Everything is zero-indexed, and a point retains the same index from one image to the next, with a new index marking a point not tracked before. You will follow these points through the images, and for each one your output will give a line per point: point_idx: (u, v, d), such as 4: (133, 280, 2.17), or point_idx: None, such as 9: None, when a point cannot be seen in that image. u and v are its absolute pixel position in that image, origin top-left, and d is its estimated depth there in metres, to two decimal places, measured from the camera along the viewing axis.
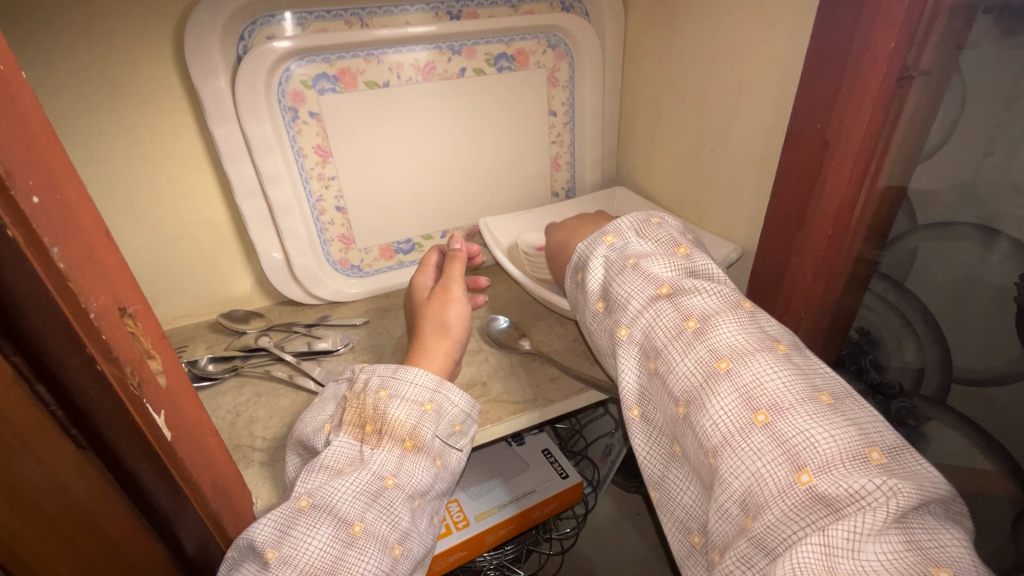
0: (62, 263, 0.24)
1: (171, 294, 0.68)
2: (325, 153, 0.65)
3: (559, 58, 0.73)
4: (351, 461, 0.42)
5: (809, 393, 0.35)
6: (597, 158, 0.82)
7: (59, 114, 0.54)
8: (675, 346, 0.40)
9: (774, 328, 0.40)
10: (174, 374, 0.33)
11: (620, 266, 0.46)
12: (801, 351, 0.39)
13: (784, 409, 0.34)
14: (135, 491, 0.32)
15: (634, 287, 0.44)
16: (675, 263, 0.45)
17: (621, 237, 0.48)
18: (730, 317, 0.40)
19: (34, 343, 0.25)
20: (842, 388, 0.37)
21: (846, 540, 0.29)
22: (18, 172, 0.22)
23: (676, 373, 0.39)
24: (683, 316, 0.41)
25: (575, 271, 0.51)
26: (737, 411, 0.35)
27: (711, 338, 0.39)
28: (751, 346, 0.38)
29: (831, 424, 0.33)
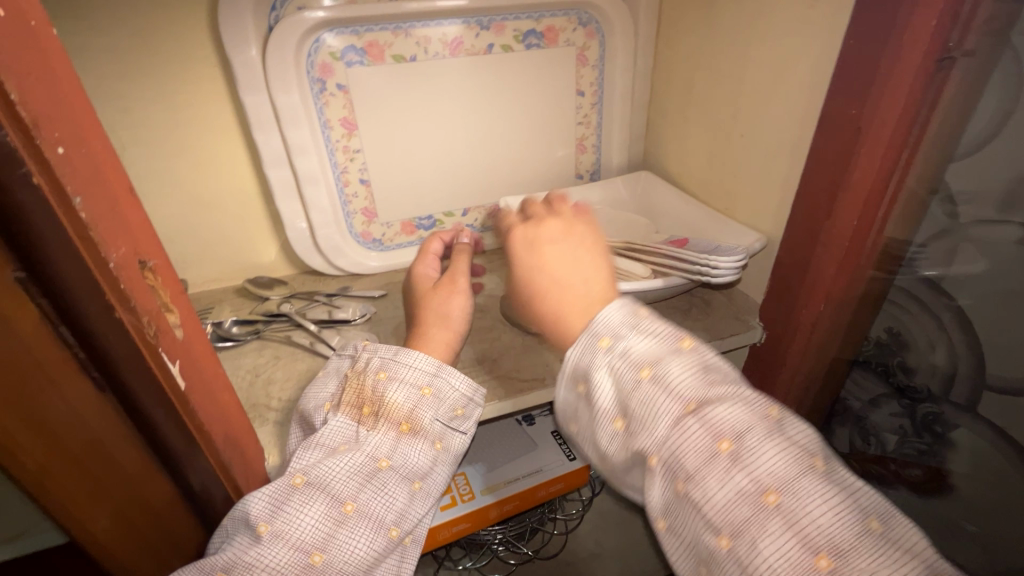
0: (84, 213, 0.25)
1: (200, 258, 0.71)
2: (351, 126, 0.66)
3: (589, 37, 0.72)
4: (347, 441, 0.44)
5: (866, 525, 0.32)
6: (624, 141, 0.81)
7: (100, 79, 0.56)
8: (711, 473, 0.34)
9: (805, 433, 0.36)
10: (189, 328, 0.35)
11: (630, 376, 0.39)
12: (838, 464, 0.35)
13: (846, 552, 0.31)
14: (152, 436, 0.33)
15: (654, 403, 0.37)
16: (690, 364, 0.38)
17: (619, 337, 0.40)
18: (766, 433, 0.35)
19: (58, 285, 0.26)
20: (886, 505, 0.34)
21: None
22: (45, 124, 0.24)
23: (716, 507, 0.34)
24: (715, 435, 0.35)
25: (571, 380, 0.42)
26: (800, 557, 0.31)
27: (752, 464, 0.34)
28: (797, 470, 0.33)
29: (898, 566, 0.30)
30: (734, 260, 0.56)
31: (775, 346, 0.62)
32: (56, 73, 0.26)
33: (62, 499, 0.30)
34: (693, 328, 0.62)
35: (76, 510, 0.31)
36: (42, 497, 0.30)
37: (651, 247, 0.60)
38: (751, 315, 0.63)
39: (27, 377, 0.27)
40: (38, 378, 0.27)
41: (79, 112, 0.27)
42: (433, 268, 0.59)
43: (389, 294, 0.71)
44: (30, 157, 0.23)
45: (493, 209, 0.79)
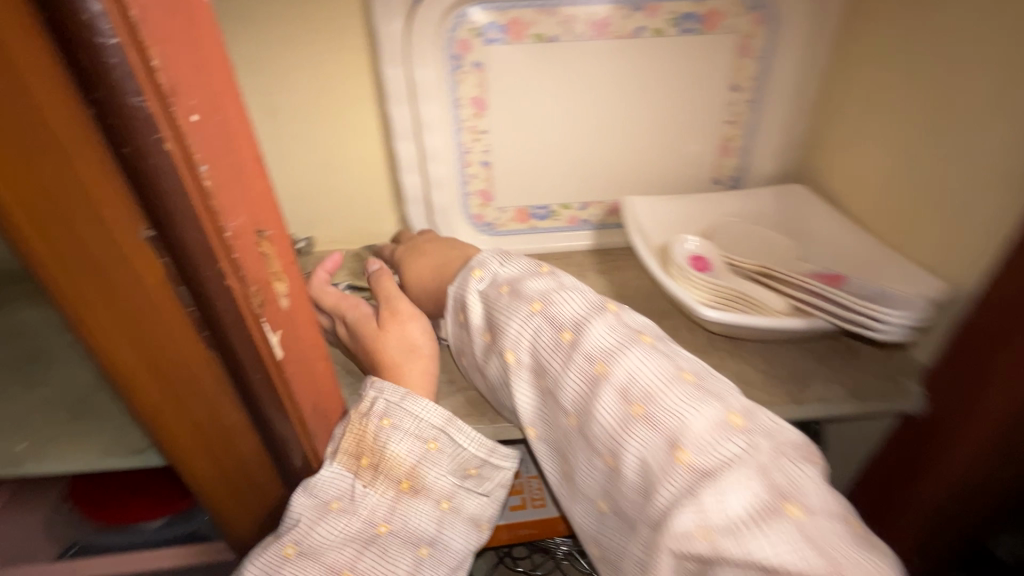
0: (208, 180, 0.26)
1: (327, 220, 0.75)
2: (481, 106, 0.65)
3: (758, 24, 0.62)
4: (340, 496, 0.40)
5: (675, 375, 0.41)
6: (779, 147, 0.70)
7: (264, 45, 0.61)
8: (557, 358, 0.44)
9: (637, 321, 0.46)
10: (295, 298, 0.36)
11: (497, 294, 0.50)
12: (663, 341, 0.45)
13: (654, 397, 0.40)
14: (249, 398, 0.34)
15: (511, 310, 0.48)
16: (544, 279, 0.49)
17: (488, 270, 0.52)
18: (598, 322, 0.45)
19: (179, 250, 0.27)
20: (703, 366, 0.43)
21: (718, 506, 0.34)
22: (182, 90, 0.24)
23: (568, 390, 0.44)
24: (558, 329, 0.45)
25: (456, 312, 0.53)
26: (618, 408, 0.41)
27: (586, 346, 0.43)
28: (618, 344, 0.43)
29: (699, 403, 0.39)
30: (904, 316, 0.45)
31: (939, 421, 0.50)
32: (203, 40, 0.26)
33: (162, 422, 0.33)
34: (830, 380, 0.52)
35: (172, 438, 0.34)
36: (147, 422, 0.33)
37: (794, 276, 0.52)
38: (909, 378, 0.52)
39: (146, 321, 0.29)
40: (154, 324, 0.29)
41: (221, 80, 0.27)
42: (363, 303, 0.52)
43: None
44: (164, 125, 0.23)
45: (614, 206, 0.74)
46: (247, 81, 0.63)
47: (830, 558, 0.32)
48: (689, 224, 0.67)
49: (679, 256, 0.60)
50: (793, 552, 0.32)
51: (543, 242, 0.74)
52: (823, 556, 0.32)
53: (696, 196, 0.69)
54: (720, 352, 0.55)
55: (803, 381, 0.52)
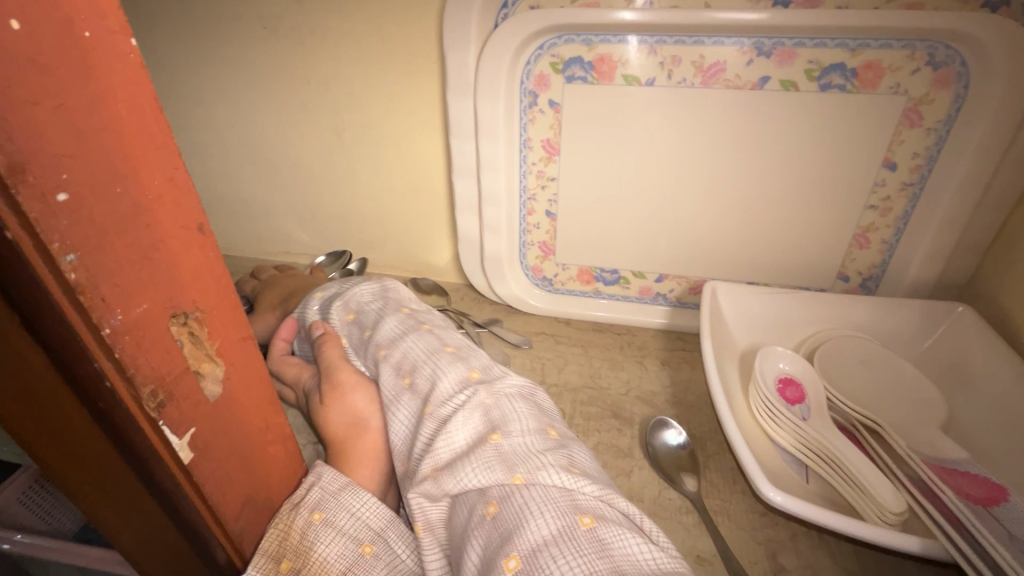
0: (75, 274, 0.21)
1: (384, 244, 0.72)
2: (552, 150, 0.56)
3: (939, 86, 0.46)
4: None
5: (436, 348, 0.45)
6: (943, 248, 0.52)
7: (336, 62, 0.58)
8: (363, 353, 0.49)
9: (431, 316, 0.52)
10: (235, 383, 0.30)
11: (327, 304, 0.55)
12: (442, 325, 0.50)
13: (418, 366, 0.44)
14: (160, 490, 0.30)
15: (334, 317, 0.53)
16: (369, 288, 0.55)
17: (327, 290, 0.58)
18: (391, 317, 0.50)
19: (53, 340, 0.22)
20: (466, 341, 0.48)
21: (446, 448, 0.37)
22: (46, 166, 0.19)
23: (364, 373, 0.48)
24: (362, 330, 0.51)
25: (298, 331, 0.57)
26: (393, 382, 0.45)
27: (377, 336, 0.49)
28: (402, 330, 0.48)
29: (447, 364, 0.43)
30: None
31: None
32: (110, 97, 0.21)
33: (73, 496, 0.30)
34: None
35: (88, 508, 0.31)
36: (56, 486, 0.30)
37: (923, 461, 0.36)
38: None
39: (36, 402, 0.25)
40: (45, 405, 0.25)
41: (137, 145, 0.22)
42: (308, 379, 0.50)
43: (533, 347, 0.61)
44: (8, 209, 0.18)
45: (700, 284, 0.61)
46: (317, 98, 0.61)
47: (513, 466, 0.35)
48: (790, 330, 0.53)
49: (765, 376, 0.46)
50: (488, 470, 0.35)
51: (605, 311, 0.64)
52: (511, 467, 0.35)
53: (795, 296, 0.52)
54: (791, 524, 0.41)
55: None
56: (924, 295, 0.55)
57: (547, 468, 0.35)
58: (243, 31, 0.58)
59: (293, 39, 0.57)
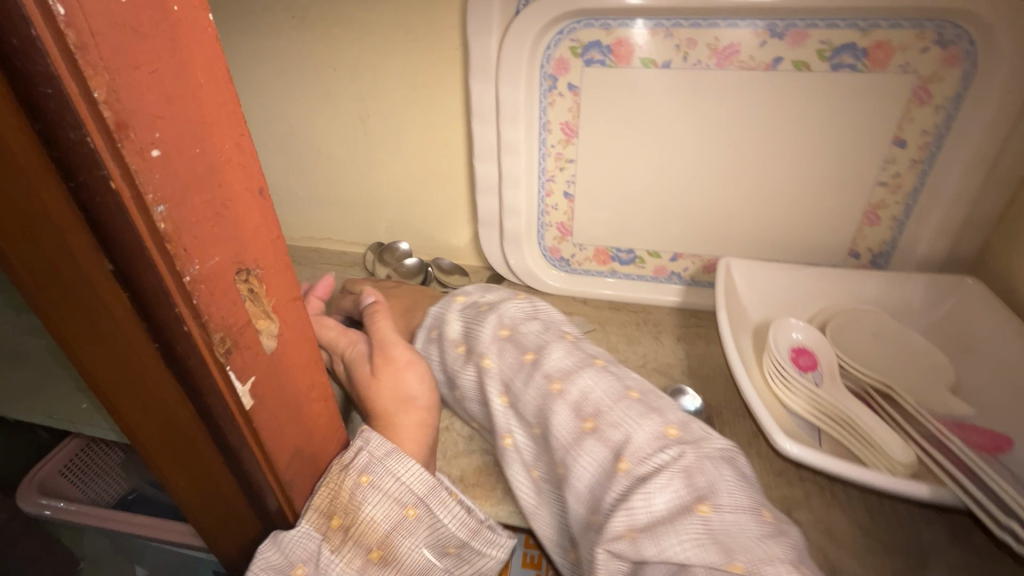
0: (164, 223, 0.23)
1: (406, 228, 0.74)
2: (571, 133, 0.58)
3: (948, 64, 0.47)
4: (306, 560, 0.36)
5: (621, 394, 0.43)
6: (952, 223, 0.53)
7: (363, 50, 0.60)
8: (519, 378, 0.46)
9: (595, 351, 0.49)
10: (288, 339, 0.33)
11: (475, 312, 0.52)
12: (613, 364, 0.47)
13: (603, 412, 0.42)
14: (220, 436, 0.32)
15: (484, 328, 0.50)
16: (521, 308, 0.51)
17: (470, 297, 0.54)
18: (558, 346, 0.47)
19: (139, 287, 0.25)
20: (646, 385, 0.46)
21: (643, 504, 0.37)
22: (143, 124, 0.21)
23: (525, 402, 0.45)
24: (522, 351, 0.47)
25: (429, 330, 0.54)
26: (571, 423, 0.42)
27: (545, 365, 0.45)
28: (575, 365, 0.45)
29: (641, 416, 0.41)
30: None
31: None
32: (194, 64, 0.23)
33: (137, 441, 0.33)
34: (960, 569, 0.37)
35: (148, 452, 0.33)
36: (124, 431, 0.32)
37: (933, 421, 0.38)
38: None
39: (115, 347, 0.28)
40: (124, 351, 0.28)
41: (213, 110, 0.24)
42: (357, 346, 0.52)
43: None
44: (112, 161, 0.21)
45: (713, 263, 0.63)
46: (343, 85, 0.63)
47: (730, 550, 0.33)
48: (803, 304, 0.54)
49: (778, 345, 0.48)
50: (701, 548, 0.34)
51: (621, 289, 0.66)
52: (727, 551, 0.33)
53: (816, 270, 0.54)
54: (805, 484, 0.43)
55: (918, 560, 0.38)
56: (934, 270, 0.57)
57: (772, 562, 0.33)
58: (272, 22, 0.60)
59: (321, 28, 0.59)
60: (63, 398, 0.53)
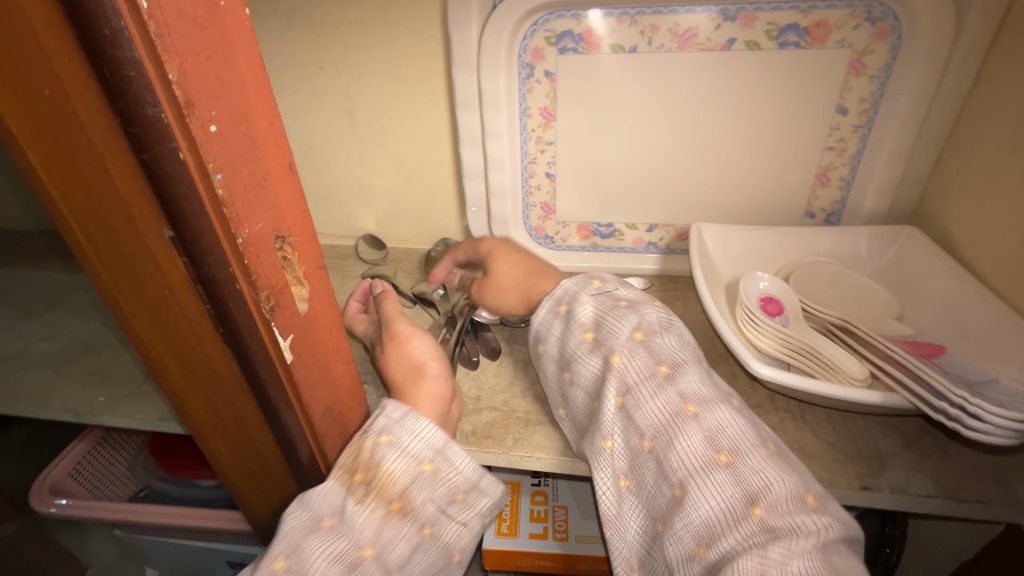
0: (221, 190, 0.26)
1: (396, 218, 0.78)
2: (549, 117, 0.63)
3: (878, 38, 0.54)
4: (332, 513, 0.39)
5: (760, 442, 0.38)
6: (891, 180, 0.60)
7: (349, 48, 0.63)
8: (647, 385, 0.41)
9: (724, 388, 0.44)
10: (317, 302, 0.36)
11: (612, 305, 0.47)
12: (748, 412, 0.42)
13: (742, 452, 0.37)
14: (260, 394, 0.36)
15: (619, 322, 0.45)
16: (657, 316, 0.47)
17: (606, 285, 0.50)
18: (695, 370, 0.42)
19: (197, 250, 0.28)
20: (777, 445, 0.40)
21: (778, 558, 0.31)
22: (204, 102, 0.25)
23: (645, 411, 0.41)
24: (656, 361, 0.43)
25: (555, 302, 0.50)
26: (702, 450, 0.37)
27: (682, 384, 0.41)
28: (713, 396, 0.41)
29: (780, 470, 0.36)
30: (1015, 418, 0.35)
31: None
32: (237, 53, 0.26)
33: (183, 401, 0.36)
34: (912, 468, 0.43)
35: (193, 413, 0.37)
36: (171, 394, 0.36)
37: (878, 340, 0.44)
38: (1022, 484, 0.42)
39: (169, 310, 0.31)
40: (176, 314, 0.31)
41: (253, 91, 0.28)
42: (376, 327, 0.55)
43: None
44: (180, 134, 0.24)
45: (685, 231, 0.68)
46: (330, 82, 0.66)
47: None
48: (768, 261, 0.60)
49: (749, 296, 0.54)
50: None
51: (603, 261, 0.71)
52: None
53: (775, 229, 0.60)
54: (779, 412, 0.48)
55: (877, 464, 0.44)
56: (879, 223, 0.64)
57: None
58: (259, 25, 0.63)
59: (308, 29, 0.62)
60: (81, 393, 0.55)
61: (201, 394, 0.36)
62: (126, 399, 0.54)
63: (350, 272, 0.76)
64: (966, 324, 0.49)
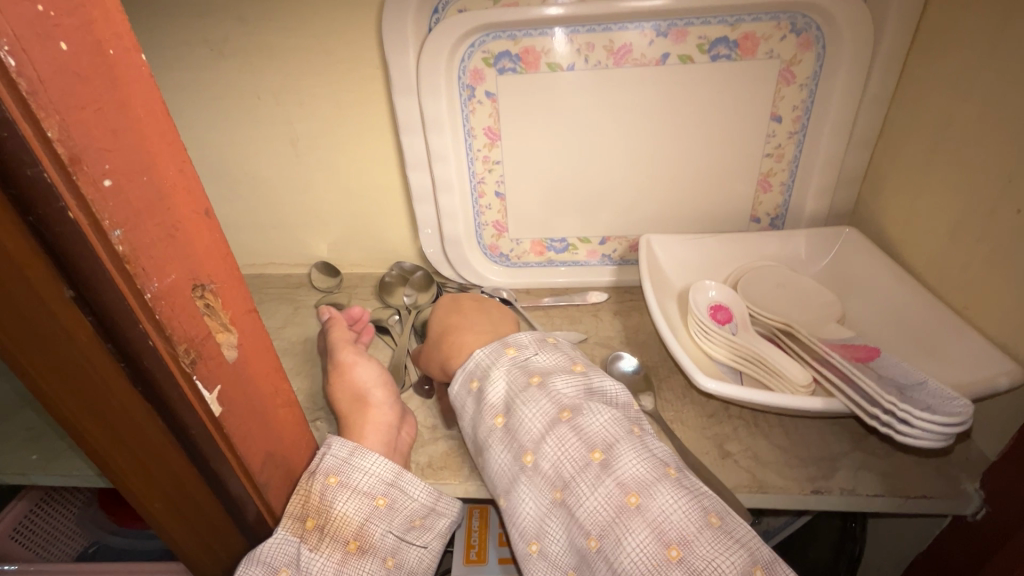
0: (122, 246, 0.25)
1: (349, 243, 0.76)
2: (494, 136, 0.63)
3: (804, 47, 0.55)
4: (288, 563, 0.39)
5: (705, 518, 0.36)
6: (828, 183, 0.62)
7: (286, 76, 0.62)
8: (581, 479, 0.39)
9: (661, 448, 0.41)
10: (248, 348, 0.35)
11: (524, 382, 0.45)
12: (686, 473, 0.40)
13: (691, 541, 0.35)
14: (192, 449, 0.34)
15: (536, 409, 0.43)
16: (576, 384, 0.45)
17: (522, 350, 0.48)
18: (630, 446, 0.40)
19: (104, 310, 0.27)
20: (723, 503, 0.38)
21: None
22: (94, 156, 0.23)
23: (585, 507, 0.38)
24: (588, 447, 0.40)
25: (467, 378, 0.48)
26: (650, 547, 0.35)
27: (617, 471, 0.38)
28: (651, 476, 0.38)
29: (730, 552, 0.34)
30: (941, 421, 0.36)
31: (997, 530, 0.41)
32: (132, 103, 0.25)
33: (110, 465, 0.34)
34: (861, 466, 0.44)
35: (117, 476, 0.35)
36: (95, 458, 0.34)
37: (816, 344, 0.45)
38: (965, 474, 0.43)
39: (83, 372, 0.29)
40: (90, 376, 0.29)
41: (154, 138, 0.26)
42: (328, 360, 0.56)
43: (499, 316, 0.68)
44: (68, 193, 0.23)
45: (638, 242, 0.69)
46: (270, 111, 0.65)
47: None
48: (717, 268, 0.61)
49: (699, 305, 0.54)
50: None
51: (560, 276, 0.71)
52: None
53: (722, 236, 0.61)
54: (733, 420, 0.49)
55: (828, 466, 0.44)
56: (822, 224, 0.66)
57: None
58: (192, 56, 0.61)
59: (241, 58, 0.61)
60: (11, 452, 0.51)
61: (125, 454, 0.34)
62: (60, 455, 0.51)
63: (303, 302, 0.74)
64: (903, 320, 0.50)
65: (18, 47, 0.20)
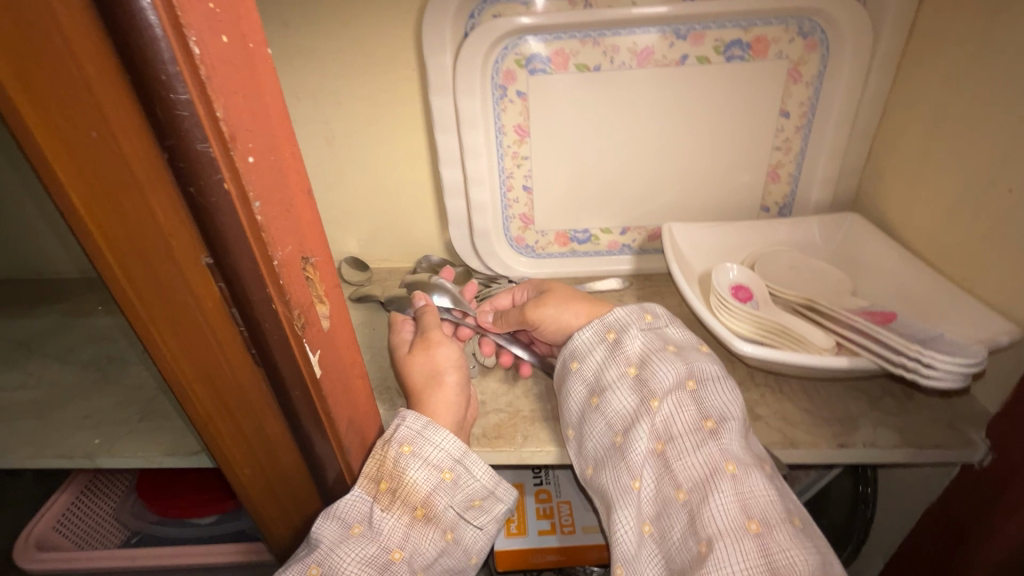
0: (260, 216, 0.28)
1: (378, 239, 0.79)
2: (523, 133, 0.67)
3: (810, 49, 0.61)
4: (361, 520, 0.42)
5: (788, 517, 0.39)
6: (832, 173, 0.67)
7: (327, 77, 0.65)
8: (689, 436, 0.43)
9: (761, 451, 0.45)
10: (336, 319, 0.38)
11: (660, 346, 0.49)
12: (779, 480, 0.43)
13: (773, 527, 0.38)
14: (290, 414, 0.37)
15: (666, 366, 0.47)
16: (705, 362, 0.48)
17: (659, 321, 0.52)
18: (740, 432, 0.44)
19: (234, 277, 0.30)
20: (805, 518, 0.41)
21: None
22: (242, 135, 0.27)
23: (684, 462, 0.42)
24: (703, 415, 0.44)
25: (604, 328, 0.51)
26: (730, 514, 0.38)
27: (725, 442, 0.42)
28: (751, 461, 0.42)
29: (806, 552, 0.37)
30: (959, 362, 0.41)
31: (1003, 474, 0.46)
32: (265, 89, 0.29)
33: (212, 430, 0.37)
34: (878, 424, 0.49)
35: (216, 441, 0.37)
36: (198, 423, 0.36)
37: (834, 312, 0.50)
38: (972, 426, 0.48)
39: (205, 338, 0.32)
40: (210, 341, 0.33)
41: (279, 123, 0.30)
42: (408, 332, 0.59)
43: None
44: (224, 166, 0.26)
45: (656, 232, 0.74)
46: (308, 111, 0.68)
47: None
48: (734, 253, 0.66)
49: (721, 285, 0.58)
50: None
51: (582, 266, 0.75)
52: None
53: (738, 223, 0.66)
54: (759, 387, 0.53)
55: (850, 424, 0.49)
56: (826, 211, 0.71)
57: None
58: None
59: (284, 60, 0.64)
60: (72, 437, 0.53)
61: (227, 419, 0.37)
62: (123, 439, 0.53)
63: None
64: (909, 293, 0.55)
65: (200, 37, 0.24)
